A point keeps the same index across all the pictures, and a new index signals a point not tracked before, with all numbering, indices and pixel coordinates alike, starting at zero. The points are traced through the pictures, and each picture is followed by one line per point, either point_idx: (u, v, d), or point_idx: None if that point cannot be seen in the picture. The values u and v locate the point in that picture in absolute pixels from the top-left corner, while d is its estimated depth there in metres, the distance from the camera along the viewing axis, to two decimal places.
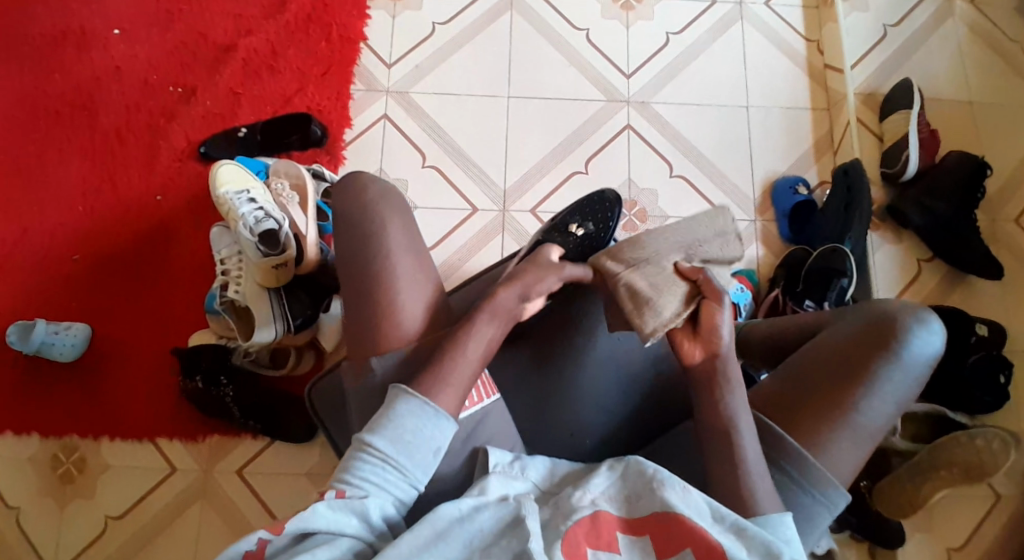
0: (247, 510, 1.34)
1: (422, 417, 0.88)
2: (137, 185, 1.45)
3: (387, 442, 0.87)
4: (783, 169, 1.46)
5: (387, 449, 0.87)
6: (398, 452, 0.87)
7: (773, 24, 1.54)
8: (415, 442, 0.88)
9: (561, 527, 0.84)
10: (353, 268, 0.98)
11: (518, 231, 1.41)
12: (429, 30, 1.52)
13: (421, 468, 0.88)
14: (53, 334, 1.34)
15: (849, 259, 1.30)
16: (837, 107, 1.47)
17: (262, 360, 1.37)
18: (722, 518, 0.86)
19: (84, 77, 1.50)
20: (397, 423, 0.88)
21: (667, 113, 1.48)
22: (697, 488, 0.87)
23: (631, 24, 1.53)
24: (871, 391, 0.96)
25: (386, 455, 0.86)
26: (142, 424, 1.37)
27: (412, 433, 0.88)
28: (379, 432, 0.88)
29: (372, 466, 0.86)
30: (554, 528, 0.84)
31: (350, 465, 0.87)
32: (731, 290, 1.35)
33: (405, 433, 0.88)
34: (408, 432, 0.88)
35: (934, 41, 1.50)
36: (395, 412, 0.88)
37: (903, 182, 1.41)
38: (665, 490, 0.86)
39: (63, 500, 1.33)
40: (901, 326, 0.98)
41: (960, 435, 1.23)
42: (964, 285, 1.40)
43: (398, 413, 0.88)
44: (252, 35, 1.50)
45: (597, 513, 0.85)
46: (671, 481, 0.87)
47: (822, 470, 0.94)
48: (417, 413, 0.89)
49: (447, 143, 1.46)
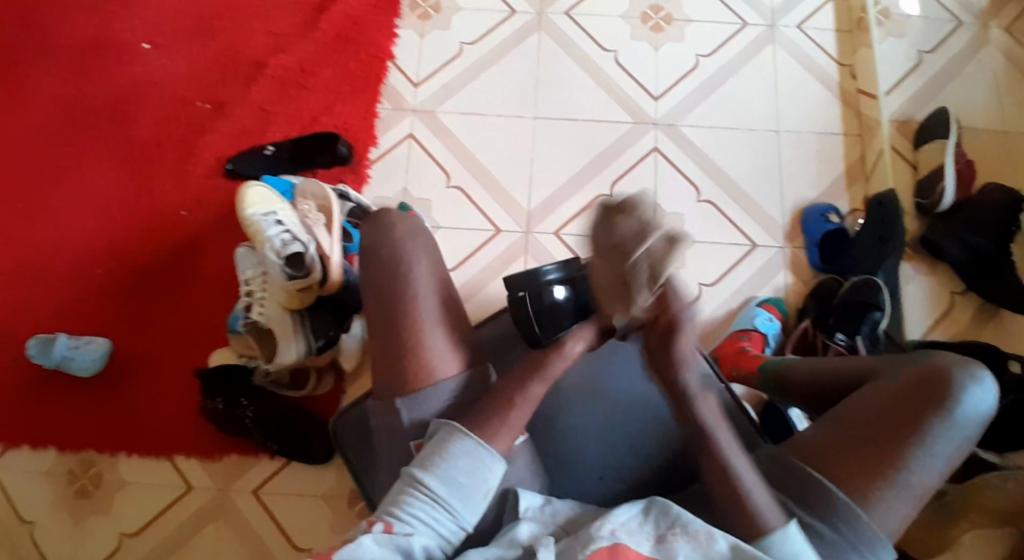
0: (261, 530, 1.32)
1: (475, 457, 0.93)
2: (161, 198, 1.44)
3: (439, 480, 0.91)
4: (814, 196, 1.43)
5: (438, 487, 0.91)
6: (449, 492, 0.91)
7: (805, 46, 1.51)
8: (466, 482, 0.92)
9: (581, 554, 0.85)
10: (381, 300, 1.06)
11: (541, 253, 1.39)
12: (457, 50, 1.51)
13: (471, 509, 0.92)
14: (73, 349, 1.34)
15: (883, 291, 1.27)
16: (870, 135, 1.44)
17: (282, 379, 1.36)
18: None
19: (113, 89, 1.50)
20: (450, 463, 0.92)
21: (696, 136, 1.46)
22: (720, 533, 0.87)
23: (661, 46, 1.51)
24: (921, 448, 0.94)
25: (437, 495, 0.91)
26: (159, 441, 1.35)
27: (464, 474, 0.92)
28: (430, 469, 0.92)
29: (422, 503, 0.90)
30: (573, 554, 0.85)
31: (402, 499, 0.91)
32: (759, 319, 1.33)
33: (457, 474, 0.92)
34: (460, 474, 0.92)
35: (970, 69, 1.47)
36: (449, 451, 0.93)
37: (936, 214, 1.38)
38: (682, 540, 0.87)
39: (78, 515, 1.32)
40: (952, 382, 0.97)
41: (993, 478, 1.24)
42: (996, 320, 1.36)
43: (451, 454, 0.93)
44: (283, 53, 1.51)
45: (615, 546, 0.85)
46: (692, 527, 0.87)
47: (870, 523, 0.93)
48: (468, 456, 0.93)
49: (472, 163, 1.44)
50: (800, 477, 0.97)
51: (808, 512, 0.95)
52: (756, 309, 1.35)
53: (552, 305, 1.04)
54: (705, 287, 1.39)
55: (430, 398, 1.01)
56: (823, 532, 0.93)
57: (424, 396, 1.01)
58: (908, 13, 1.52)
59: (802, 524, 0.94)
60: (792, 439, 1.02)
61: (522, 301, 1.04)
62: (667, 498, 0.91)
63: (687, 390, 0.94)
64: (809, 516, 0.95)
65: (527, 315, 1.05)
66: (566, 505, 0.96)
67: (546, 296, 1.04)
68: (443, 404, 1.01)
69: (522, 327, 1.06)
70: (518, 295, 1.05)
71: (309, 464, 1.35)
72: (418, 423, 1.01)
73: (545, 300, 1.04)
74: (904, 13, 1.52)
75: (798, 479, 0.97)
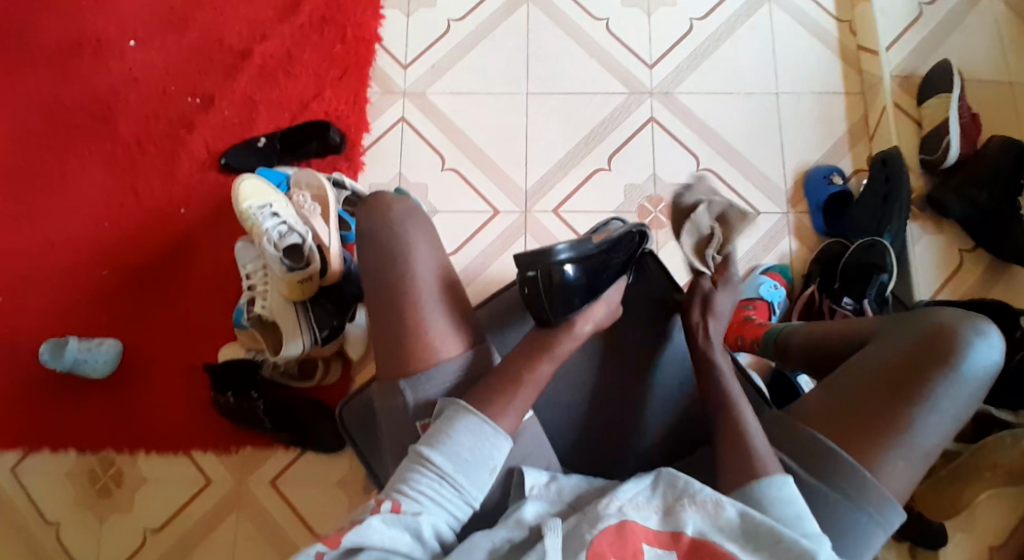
0: (280, 519, 1.35)
1: (481, 435, 0.93)
2: (159, 196, 1.45)
3: (445, 457, 0.92)
4: (817, 158, 1.40)
5: (445, 465, 0.91)
6: (455, 469, 0.92)
7: (802, 3, 1.47)
8: (471, 460, 0.92)
9: (587, 532, 0.85)
10: (384, 284, 1.06)
11: (541, 232, 1.38)
12: (444, 27, 1.49)
13: (477, 485, 0.92)
14: (85, 350, 1.36)
15: (888, 253, 1.26)
16: (872, 92, 1.41)
17: (291, 371, 1.38)
18: (758, 537, 0.85)
19: (102, 88, 1.49)
20: (455, 441, 0.93)
21: (692, 103, 1.43)
22: (728, 502, 0.87)
23: (654, 11, 1.48)
24: (926, 408, 0.94)
25: (443, 472, 0.91)
26: (175, 437, 1.38)
27: (470, 451, 0.93)
28: (436, 447, 0.92)
29: (428, 480, 0.91)
30: (580, 533, 0.85)
31: (408, 477, 0.92)
32: (763, 287, 1.32)
33: (462, 451, 0.93)
34: (466, 451, 0.93)
35: (974, 17, 1.43)
36: (454, 428, 0.93)
37: (944, 169, 1.35)
38: (691, 509, 0.87)
39: (102, 512, 1.35)
40: (957, 340, 0.96)
41: (1005, 436, 1.24)
42: (1006, 276, 1.34)
43: (455, 431, 0.93)
44: (266, 40, 1.49)
45: (623, 523, 0.86)
46: (699, 496, 0.87)
47: (878, 486, 0.92)
48: (472, 433, 0.93)
49: (466, 144, 1.43)
50: (807, 442, 0.96)
51: (815, 478, 0.94)
52: (760, 277, 1.34)
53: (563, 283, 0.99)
54: None
55: (435, 378, 1.02)
56: (829, 497, 0.93)
57: (428, 377, 1.02)
58: None
59: (806, 487, 0.94)
60: (798, 404, 1.01)
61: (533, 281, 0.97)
62: (673, 468, 0.91)
63: (667, 389, 0.92)
64: (815, 483, 0.94)
65: (538, 294, 0.98)
66: (573, 481, 0.96)
67: (558, 275, 0.97)
68: (450, 382, 1.03)
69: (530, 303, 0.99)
70: (528, 274, 0.98)
71: (322, 452, 1.37)
72: (424, 404, 1.02)
73: (557, 277, 0.97)
74: None
75: (804, 446, 0.96)
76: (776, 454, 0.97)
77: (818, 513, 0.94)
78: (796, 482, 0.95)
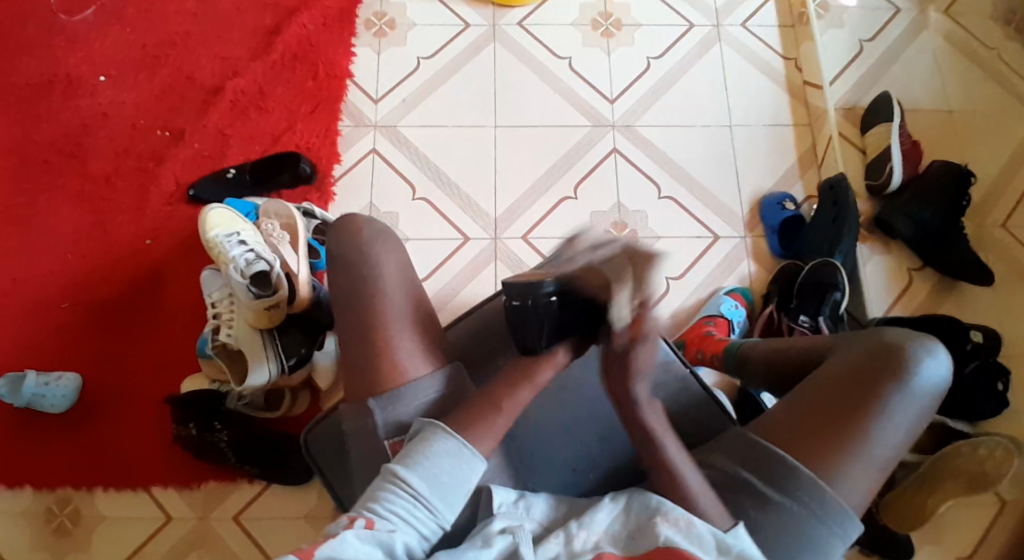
0: (245, 556, 1.30)
1: (458, 458, 0.93)
2: (126, 229, 1.44)
3: (419, 476, 0.91)
4: (770, 186, 1.47)
5: (420, 485, 0.90)
6: (430, 490, 0.90)
7: (752, 43, 1.57)
8: (448, 480, 0.91)
9: None
10: (350, 303, 1.07)
11: (510, 257, 1.41)
12: (414, 65, 1.54)
13: (451, 509, 0.91)
14: (43, 384, 1.32)
15: (840, 272, 1.31)
16: (820, 123, 1.50)
17: (257, 403, 1.36)
18: (728, 549, 0.88)
19: (71, 123, 1.50)
20: (431, 462, 0.92)
21: (652, 135, 1.50)
22: (700, 521, 0.89)
23: (613, 50, 1.56)
24: (879, 421, 0.97)
25: (417, 492, 0.90)
26: (136, 473, 1.33)
27: (447, 474, 0.92)
28: (412, 467, 0.91)
29: (402, 500, 0.89)
30: None
31: (381, 495, 0.90)
32: (725, 306, 1.36)
33: (439, 472, 0.92)
34: (443, 474, 0.92)
35: (910, 54, 1.54)
36: (431, 450, 0.93)
37: (888, 193, 1.43)
38: (665, 525, 0.89)
39: (57, 554, 1.29)
40: (908, 358, 1.00)
41: (962, 445, 1.25)
42: (954, 293, 1.40)
43: (432, 453, 0.93)
44: (239, 77, 1.52)
45: (600, 556, 0.87)
46: (672, 513, 0.89)
47: (836, 495, 0.95)
48: (450, 455, 0.93)
49: (436, 175, 1.46)
50: (766, 455, 0.98)
51: (777, 491, 0.96)
52: (722, 298, 1.38)
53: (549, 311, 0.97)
54: (671, 281, 1.42)
55: (406, 398, 1.02)
56: (791, 507, 0.95)
57: (399, 396, 1.02)
58: (846, 4, 1.58)
59: (769, 500, 0.96)
60: (757, 419, 1.03)
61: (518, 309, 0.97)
62: (643, 491, 0.93)
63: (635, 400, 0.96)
64: (775, 493, 0.96)
65: (524, 318, 0.99)
66: (541, 499, 0.96)
67: (543, 305, 0.97)
68: (425, 401, 1.03)
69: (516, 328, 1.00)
70: (515, 301, 0.97)
71: (288, 485, 1.34)
72: (395, 426, 1.02)
73: (541, 308, 0.97)
74: (843, 5, 1.58)
75: (765, 458, 0.98)
76: (739, 469, 0.99)
77: (780, 524, 0.95)
78: (760, 494, 0.97)
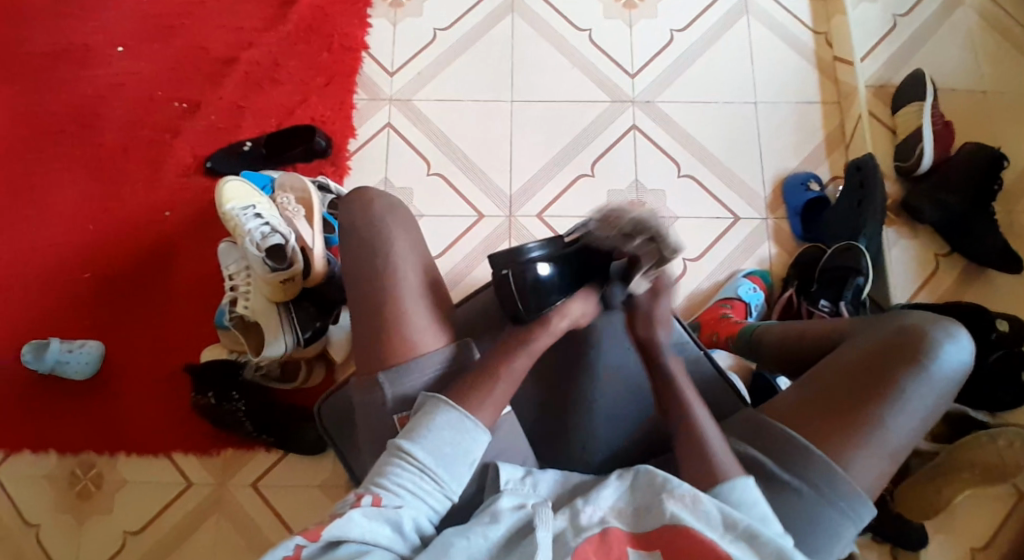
0: (261, 523, 1.34)
1: (462, 430, 0.93)
2: (146, 199, 1.46)
3: (425, 450, 0.91)
4: (794, 166, 1.44)
5: (425, 457, 0.91)
6: (435, 462, 0.91)
7: (779, 16, 1.52)
8: (452, 453, 0.92)
9: (571, 541, 0.86)
10: (359, 280, 1.07)
11: (524, 236, 1.40)
12: (429, 37, 1.52)
13: (457, 479, 0.92)
14: (67, 352, 1.35)
15: (863, 256, 1.27)
16: (848, 102, 1.45)
17: (273, 373, 1.38)
18: (735, 525, 0.86)
19: (91, 94, 1.51)
20: (436, 434, 0.92)
21: (672, 111, 1.47)
22: (705, 496, 0.87)
23: (634, 23, 1.52)
24: (894, 405, 0.95)
25: (423, 465, 0.90)
26: (155, 440, 1.37)
27: (451, 446, 0.92)
28: (416, 440, 0.91)
29: (409, 473, 0.90)
30: (564, 540, 0.86)
31: (387, 470, 0.90)
32: (741, 288, 1.34)
33: (442, 444, 0.92)
34: (446, 445, 0.92)
35: (946, 29, 1.47)
36: (435, 422, 0.93)
37: (917, 175, 1.38)
38: (669, 503, 0.88)
39: (81, 516, 1.34)
40: (927, 342, 0.97)
41: (982, 435, 1.21)
42: (979, 280, 1.36)
43: (436, 424, 0.93)
44: (255, 48, 1.52)
45: (606, 531, 0.87)
46: (678, 491, 0.88)
47: (848, 480, 0.93)
48: (452, 426, 0.93)
49: (450, 150, 1.45)
50: (777, 437, 0.96)
51: (787, 473, 0.95)
52: (739, 280, 1.36)
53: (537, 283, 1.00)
54: (689, 261, 1.40)
55: (413, 375, 1.02)
56: (800, 489, 0.94)
57: (404, 371, 1.02)
58: None
59: (779, 481, 0.95)
60: (770, 401, 1.02)
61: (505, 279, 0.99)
62: (649, 467, 0.92)
63: None
64: (786, 475, 0.95)
65: (509, 294, 1.00)
66: (547, 476, 0.96)
67: (529, 274, 0.99)
68: (433, 375, 1.03)
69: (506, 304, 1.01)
70: (502, 272, 0.99)
71: (303, 454, 1.36)
72: (401, 401, 1.02)
73: (529, 277, 1.00)
74: None
75: (775, 440, 0.97)
76: (749, 450, 0.98)
77: (789, 506, 0.94)
78: (769, 476, 0.95)
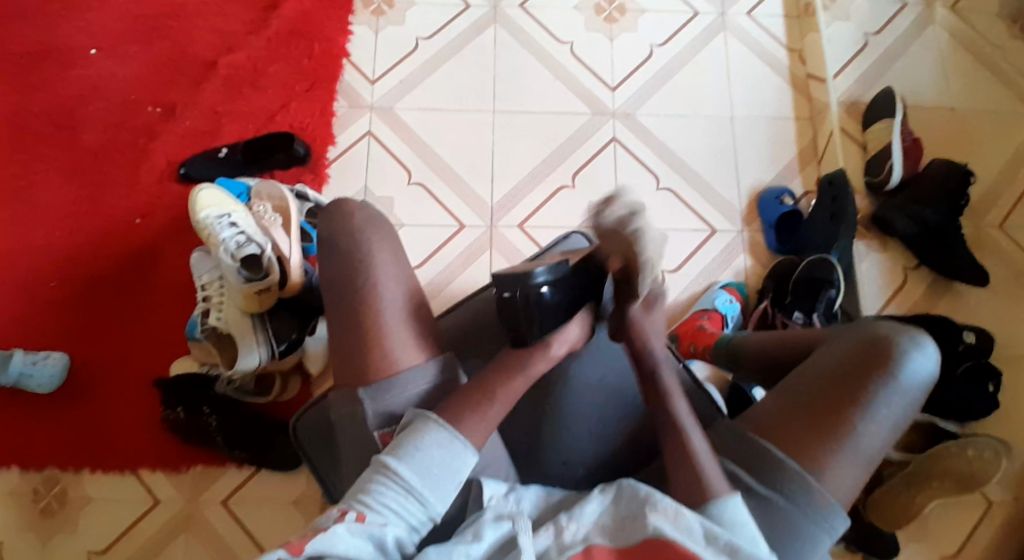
0: (232, 539, 1.30)
1: (451, 450, 0.90)
2: (115, 206, 1.41)
3: (411, 469, 0.88)
4: (770, 179, 1.46)
5: (412, 478, 0.88)
6: (422, 483, 0.88)
7: (756, 32, 1.55)
8: (440, 473, 0.89)
9: (557, 559, 0.85)
10: (341, 290, 1.04)
11: (507, 247, 1.40)
12: (412, 45, 1.51)
13: (442, 499, 0.88)
14: (31, 364, 1.30)
15: (836, 268, 1.30)
16: (822, 117, 1.48)
17: (248, 386, 1.34)
18: (716, 538, 0.86)
19: (60, 96, 1.46)
20: (423, 453, 0.90)
21: (653, 124, 1.48)
22: (688, 511, 0.87)
23: (616, 36, 1.53)
24: (866, 412, 0.95)
25: (409, 485, 0.87)
26: (123, 455, 1.32)
27: (439, 465, 0.89)
28: (404, 459, 0.89)
29: (394, 493, 0.87)
30: (550, 558, 0.85)
31: (371, 488, 0.87)
32: (719, 300, 1.36)
33: (431, 465, 0.89)
34: (434, 465, 0.89)
35: (915, 49, 1.52)
36: (423, 442, 0.90)
37: (889, 190, 1.42)
38: (654, 516, 0.86)
39: (44, 534, 1.29)
40: (896, 350, 0.98)
41: (950, 444, 1.23)
42: (947, 293, 1.40)
43: (424, 444, 0.90)
44: (232, 52, 1.48)
45: (590, 548, 0.86)
46: (661, 505, 0.87)
47: (822, 491, 0.94)
48: (441, 446, 0.90)
49: (432, 159, 1.44)
50: (754, 449, 0.97)
51: (764, 484, 0.95)
52: (717, 291, 1.38)
53: (540, 303, 0.96)
54: (668, 273, 1.41)
55: (400, 388, 1.00)
56: (775, 500, 0.94)
57: (390, 386, 1.00)
58: None
59: (756, 493, 0.95)
60: (746, 412, 1.02)
61: (509, 302, 0.95)
62: (633, 480, 0.91)
63: None
64: (762, 487, 0.95)
65: (516, 315, 0.97)
66: (531, 494, 0.95)
67: (535, 297, 0.95)
68: (420, 391, 1.01)
69: (509, 325, 0.97)
70: (506, 295, 0.95)
71: (278, 470, 1.32)
72: (387, 415, 0.99)
73: (534, 298, 0.96)
74: None
75: (751, 452, 0.97)
76: (727, 462, 0.98)
77: (767, 518, 0.94)
78: (748, 488, 0.96)
